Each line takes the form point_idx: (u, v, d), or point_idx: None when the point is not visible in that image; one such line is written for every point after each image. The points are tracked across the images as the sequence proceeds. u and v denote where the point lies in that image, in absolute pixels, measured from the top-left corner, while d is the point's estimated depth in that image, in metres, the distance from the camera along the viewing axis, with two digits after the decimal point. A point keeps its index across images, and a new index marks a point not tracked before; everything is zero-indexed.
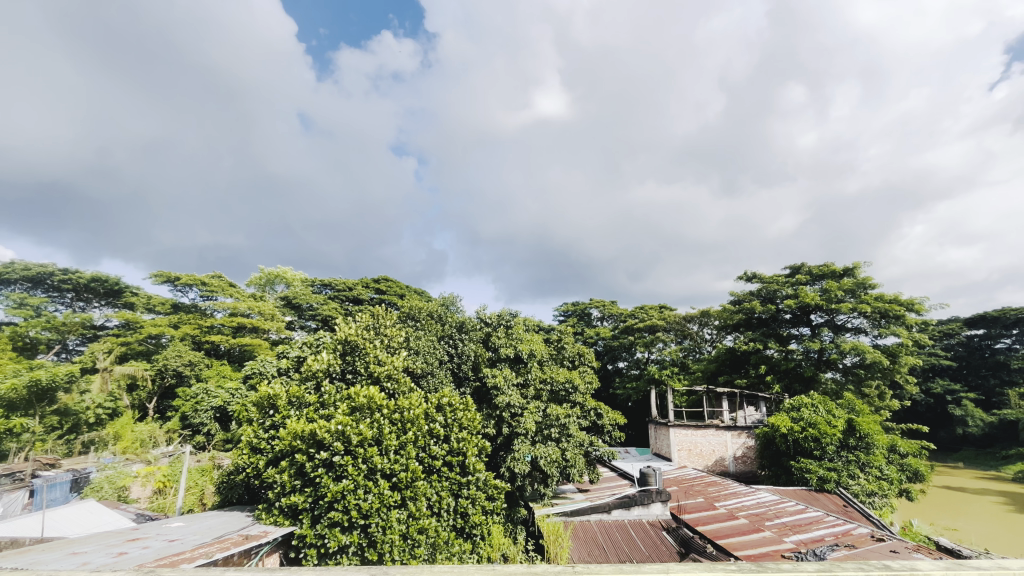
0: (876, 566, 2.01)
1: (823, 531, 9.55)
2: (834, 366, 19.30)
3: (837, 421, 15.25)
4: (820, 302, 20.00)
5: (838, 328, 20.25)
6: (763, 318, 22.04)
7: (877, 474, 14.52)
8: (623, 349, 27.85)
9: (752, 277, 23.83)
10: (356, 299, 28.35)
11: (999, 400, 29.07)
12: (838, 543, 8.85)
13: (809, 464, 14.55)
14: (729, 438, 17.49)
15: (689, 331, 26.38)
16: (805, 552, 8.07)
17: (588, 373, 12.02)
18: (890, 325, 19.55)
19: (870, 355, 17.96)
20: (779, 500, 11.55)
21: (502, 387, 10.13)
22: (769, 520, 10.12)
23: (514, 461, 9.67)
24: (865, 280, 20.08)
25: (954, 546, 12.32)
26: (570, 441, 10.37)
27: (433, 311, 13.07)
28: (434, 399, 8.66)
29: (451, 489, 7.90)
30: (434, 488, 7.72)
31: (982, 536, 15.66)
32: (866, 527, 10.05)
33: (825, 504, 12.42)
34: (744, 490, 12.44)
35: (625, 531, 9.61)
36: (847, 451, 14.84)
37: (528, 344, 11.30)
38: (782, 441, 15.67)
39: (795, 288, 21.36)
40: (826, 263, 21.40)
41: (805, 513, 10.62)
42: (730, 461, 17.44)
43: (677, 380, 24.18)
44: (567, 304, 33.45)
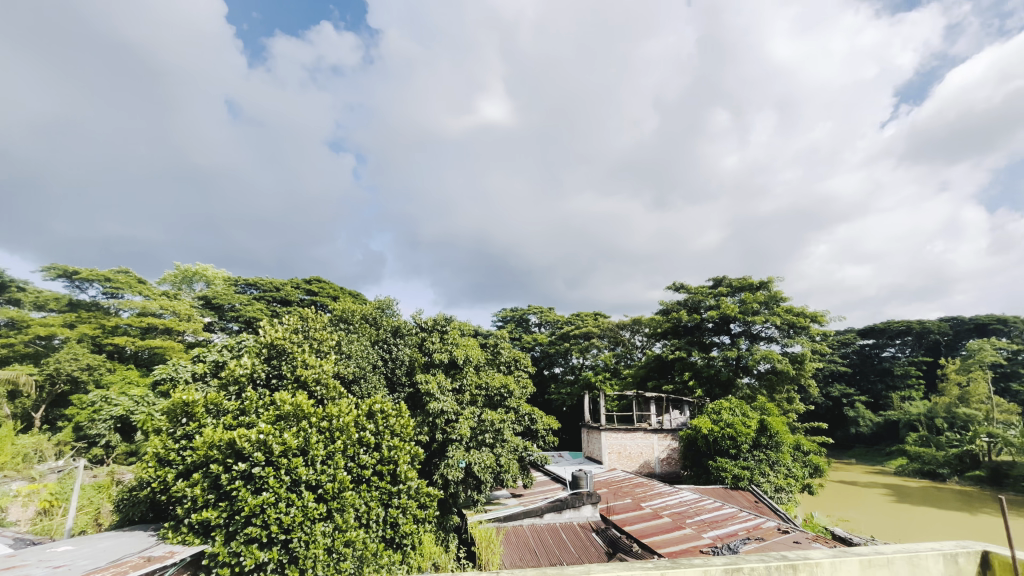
0: (779, 557, 2.53)
1: (736, 526, 10.29)
2: (749, 372, 20.90)
3: (751, 422, 16.51)
4: (738, 312, 21.63)
5: (754, 337, 21.98)
6: (689, 327, 23.48)
7: (784, 471, 15.90)
8: (559, 355, 28.51)
9: (680, 287, 25.30)
10: (285, 300, 26.94)
11: (885, 402, 32.85)
12: (749, 536, 9.59)
13: (725, 464, 15.66)
14: (656, 441, 18.40)
15: (622, 338, 27.50)
16: (720, 546, 8.67)
17: (524, 378, 12.19)
18: (797, 335, 21.48)
19: (779, 363, 19.67)
20: (698, 499, 12.31)
21: (435, 393, 10.01)
22: (690, 517, 10.76)
23: (448, 467, 9.60)
24: (776, 294, 21.99)
25: (846, 535, 13.77)
26: (504, 447, 10.43)
27: (367, 314, 12.72)
28: (365, 406, 8.39)
29: (381, 500, 7.72)
30: (363, 498, 7.48)
31: (869, 525, 17.57)
32: (773, 521, 10.94)
33: (739, 501, 13.39)
34: (668, 490, 13.15)
35: (556, 534, 9.81)
36: (758, 449, 16.10)
37: (464, 349, 11.26)
38: (703, 441, 16.76)
39: (717, 299, 22.96)
40: (744, 277, 23.20)
41: (721, 509, 11.40)
42: (656, 462, 18.35)
43: (610, 385, 25.08)
44: (506, 310, 33.76)
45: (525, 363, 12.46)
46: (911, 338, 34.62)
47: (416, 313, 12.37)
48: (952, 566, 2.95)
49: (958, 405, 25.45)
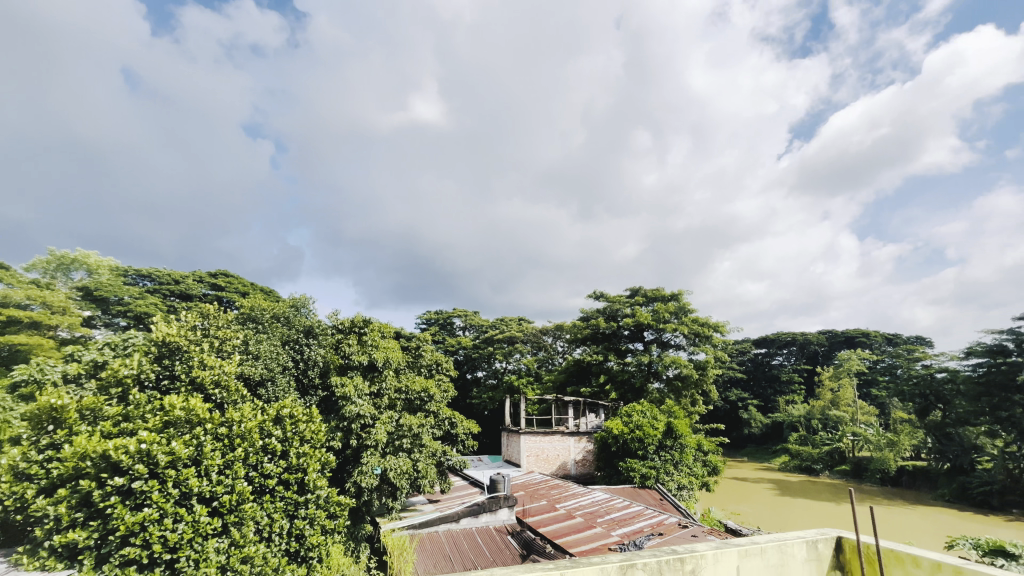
0: (665, 551, 3.19)
1: (642, 523, 10.90)
2: (659, 377, 22.29)
3: (659, 424, 17.60)
4: (651, 321, 23.04)
5: (664, 344, 23.49)
6: (607, 334, 24.59)
7: (686, 470, 17.13)
8: (482, 358, 28.60)
9: (600, 295, 26.46)
10: (184, 295, 24.49)
11: (773, 405, 36.56)
12: (653, 532, 10.19)
13: (634, 464, 16.56)
14: (572, 443, 19.02)
15: (544, 343, 28.18)
16: (627, 543, 9.14)
17: (445, 382, 12.04)
18: (702, 343, 23.24)
19: (685, 368, 21.16)
20: (609, 498, 12.88)
21: (351, 397, 9.61)
22: (601, 516, 11.23)
23: (361, 474, 9.24)
24: (685, 305, 23.70)
25: (737, 527, 15.11)
26: (422, 452, 10.21)
27: (279, 313, 12.03)
28: (271, 410, 7.84)
29: (286, 511, 7.29)
30: (265, 509, 7.02)
31: (757, 517, 19.37)
32: (675, 517, 11.71)
33: (646, 499, 14.21)
34: (582, 490, 13.65)
35: (471, 539, 9.78)
36: (663, 450, 17.23)
37: (384, 351, 10.90)
38: (615, 443, 17.61)
39: (633, 307, 24.33)
40: (658, 288, 24.79)
41: (630, 508, 12.01)
42: (572, 464, 18.95)
43: (531, 389, 25.51)
44: (430, 312, 33.26)
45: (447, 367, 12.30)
46: (796, 348, 38.88)
47: (333, 313, 11.81)
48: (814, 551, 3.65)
49: (831, 408, 28.94)
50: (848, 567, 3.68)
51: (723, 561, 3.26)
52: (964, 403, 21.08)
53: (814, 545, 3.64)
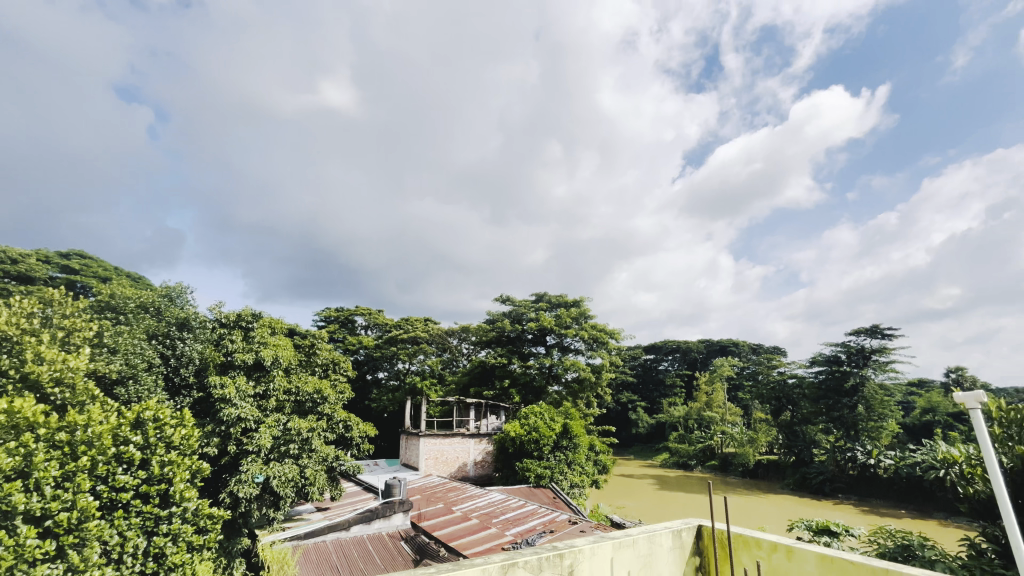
0: (544, 548, 3.31)
1: (535, 521, 11.23)
2: (558, 380, 23.22)
3: (555, 425, 18.32)
4: (553, 325, 23.97)
5: (564, 348, 24.55)
6: (511, 337, 25.10)
7: (579, 469, 17.98)
8: (385, 359, 27.60)
9: (506, 299, 26.95)
10: (24, 277, 20.51)
11: (657, 406, 39.87)
12: (545, 530, 10.55)
13: (531, 464, 17.03)
14: (472, 445, 19.09)
15: (449, 345, 28.01)
16: (520, 542, 9.37)
17: (341, 383, 11.38)
18: (599, 348, 24.58)
19: (583, 372, 22.27)
20: (505, 499, 13.12)
21: (231, 399, 8.74)
22: (496, 517, 11.37)
23: (239, 484, 8.42)
24: (585, 311, 24.97)
25: (621, 520, 16.17)
26: (312, 457, 9.49)
27: (147, 301, 10.76)
28: (131, 413, 6.85)
29: (144, 529, 6.43)
30: (116, 527, 6.11)
31: (640, 510, 20.91)
32: (565, 514, 12.24)
33: (540, 498, 14.67)
34: (479, 492, 13.76)
35: (362, 546, 9.33)
36: (558, 450, 17.96)
37: (273, 349, 10.05)
38: (513, 445, 18.02)
39: (537, 312, 25.16)
40: (561, 295, 25.91)
41: (524, 507, 12.33)
42: (470, 466, 19.00)
43: (434, 390, 25.19)
44: (329, 309, 31.42)
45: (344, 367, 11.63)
46: (679, 354, 42.84)
47: (215, 305, 10.67)
48: (676, 539, 4.02)
49: (705, 409, 32.22)
50: (704, 552, 4.13)
51: (598, 554, 3.49)
52: (808, 405, 24.63)
53: (678, 534, 4.03)
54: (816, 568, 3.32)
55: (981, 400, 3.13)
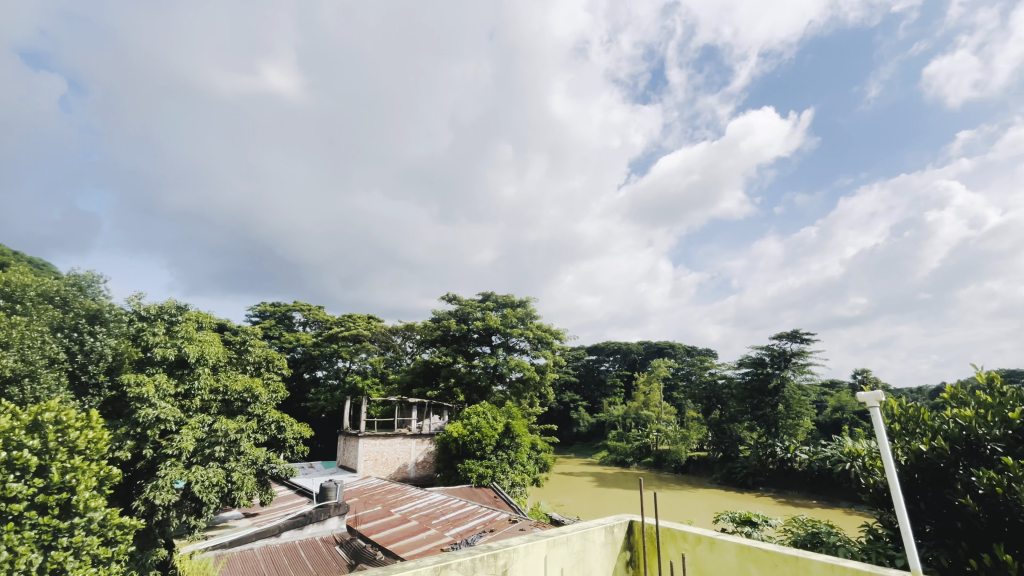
0: (478, 549, 3.29)
1: (475, 521, 11.17)
2: (503, 380, 23.34)
3: (498, 425, 18.35)
4: (499, 325, 24.05)
5: (509, 348, 24.69)
6: (456, 336, 24.92)
7: (520, 468, 18.10)
8: (323, 357, 26.49)
9: (453, 298, 26.71)
10: None
11: (598, 405, 41.03)
12: (485, 529, 10.52)
13: (472, 465, 16.96)
14: (413, 445, 18.78)
15: (393, 343, 27.37)
16: (459, 542, 9.29)
17: (274, 381, 10.51)
18: (543, 348, 24.87)
19: (527, 371, 22.50)
20: (445, 499, 12.97)
21: (148, 399, 8.04)
22: (435, 518, 11.21)
23: (155, 490, 7.73)
24: (531, 311, 25.26)
25: (560, 517, 16.46)
26: (240, 461, 8.78)
27: (51, 290, 9.68)
28: (26, 414, 6.12)
29: (39, 543, 5.74)
30: (4, 542, 5.42)
31: (578, 507, 21.39)
32: (506, 513, 12.26)
33: (481, 497, 14.62)
34: (419, 493, 13.54)
35: (293, 553, 8.85)
36: (500, 450, 18.01)
37: (198, 344, 9.33)
38: (455, 445, 17.89)
39: (483, 312, 25.16)
40: (508, 295, 26.09)
41: (464, 507, 12.24)
42: (411, 467, 18.67)
43: (375, 390, 24.54)
44: (264, 303, 29.78)
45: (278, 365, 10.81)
46: (620, 355, 44.36)
47: (133, 296, 9.81)
48: (608, 534, 4.12)
49: (642, 408, 33.53)
50: (635, 546, 4.26)
51: (531, 552, 3.52)
52: (735, 404, 26.20)
53: (610, 530, 4.14)
54: (736, 558, 3.52)
55: (879, 399, 3.45)
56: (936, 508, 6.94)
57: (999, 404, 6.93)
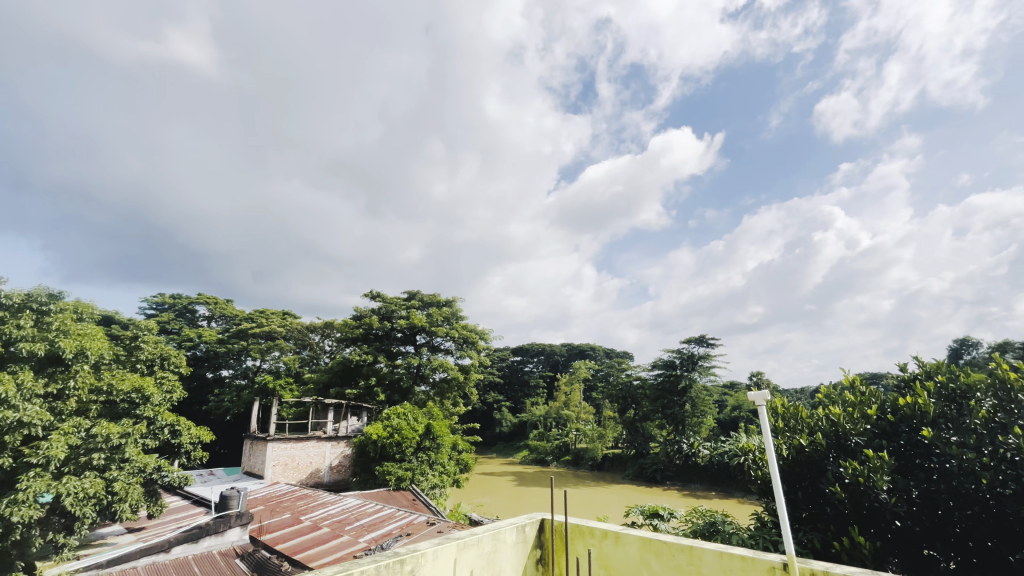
0: (385, 556, 3.20)
1: (392, 525, 10.82)
2: (426, 380, 22.95)
3: (419, 426, 17.97)
4: (424, 324, 23.64)
5: (434, 348, 24.31)
6: (379, 335, 24.17)
7: (440, 469, 17.85)
8: (230, 355, 24.36)
9: (376, 295, 25.86)
10: None
11: (520, 406, 41.70)
12: (401, 533, 10.21)
13: (391, 468, 16.49)
14: (328, 449, 17.97)
15: (309, 341, 26.22)
16: (373, 548, 8.96)
17: (170, 380, 9.51)
18: (468, 348, 24.73)
19: (451, 372, 22.29)
20: (361, 504, 12.47)
21: (9, 400, 6.90)
22: (349, 524, 10.71)
23: (13, 507, 6.56)
24: (456, 311, 25.10)
25: (480, 517, 16.46)
26: (123, 470, 7.81)
27: None
28: None
29: None
30: None
31: (497, 507, 21.53)
32: (424, 516, 12.01)
33: (399, 500, 14.17)
34: (332, 498, 12.90)
35: (185, 569, 7.94)
36: (421, 451, 17.66)
37: (75, 339, 8.23)
38: (374, 448, 17.34)
39: (408, 310, 24.65)
40: (434, 294, 25.83)
41: (381, 511, 11.82)
42: (325, 471, 17.81)
43: (288, 391, 23.07)
44: (162, 295, 26.95)
45: (174, 362, 9.80)
46: (543, 357, 45.49)
47: None
48: (518, 533, 4.17)
49: (563, 408, 34.58)
50: (544, 545, 4.35)
51: (439, 557, 3.46)
52: (648, 403, 27.74)
53: (522, 529, 4.21)
54: (638, 551, 3.71)
55: (766, 399, 3.81)
56: (809, 496, 7.81)
57: (861, 403, 8.02)
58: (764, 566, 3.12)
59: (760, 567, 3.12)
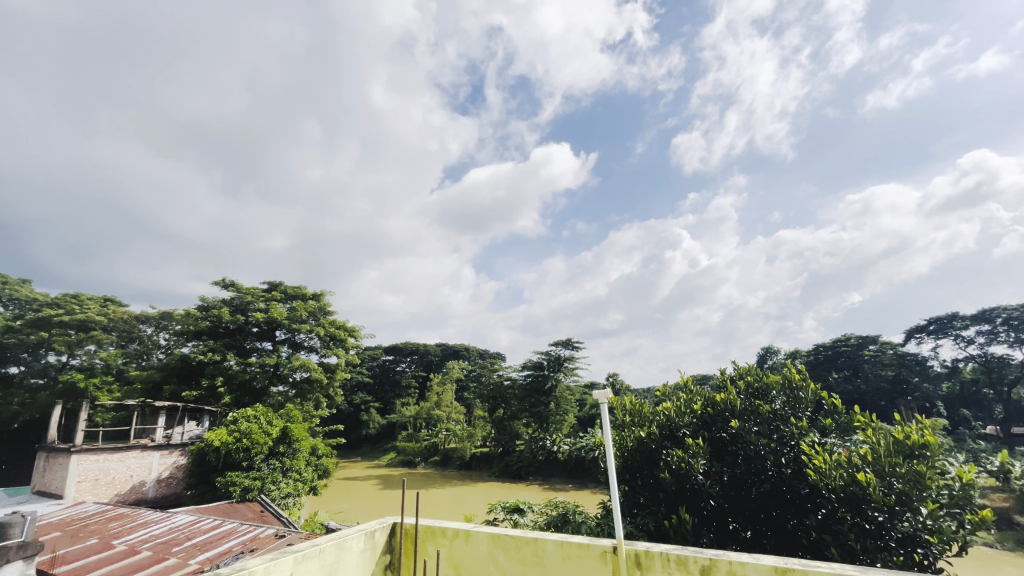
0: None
1: (232, 542, 9.61)
2: (284, 380, 21.01)
3: (272, 429, 16.34)
4: (285, 319, 21.65)
5: (296, 345, 22.31)
6: (230, 329, 21.60)
7: (295, 476, 16.43)
8: (23, 349, 19.64)
9: (229, 284, 23.06)
10: None
11: (390, 406, 40.45)
12: (243, 550, 9.13)
13: (236, 478, 14.71)
14: (156, 459, 15.48)
15: (139, 334, 22.30)
16: (207, 569, 7.95)
17: None
18: (335, 346, 23.19)
19: (314, 372, 20.70)
20: (195, 520, 10.95)
21: None
22: (177, 544, 9.29)
23: None
24: (324, 306, 23.39)
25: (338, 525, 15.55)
26: None
27: None
28: None
29: None
30: None
31: (357, 512, 20.53)
32: (272, 528, 10.92)
33: (243, 513, 12.69)
34: (158, 516, 11.13)
35: None
36: (273, 458, 16.04)
37: None
38: (215, 456, 15.37)
39: (267, 303, 22.42)
40: (299, 286, 23.84)
41: (219, 527, 10.49)
42: (151, 485, 15.32)
43: (106, 392, 19.39)
44: None
45: None
46: (417, 356, 44.71)
47: None
48: (366, 540, 4.04)
49: (434, 408, 34.32)
50: (394, 549, 4.29)
51: (275, 571, 3.22)
52: (516, 403, 28.82)
53: (371, 535, 4.08)
54: (487, 547, 3.82)
55: (607, 396, 4.22)
56: (645, 483, 8.75)
57: (689, 400, 9.30)
58: (597, 551, 3.44)
59: (595, 553, 3.44)
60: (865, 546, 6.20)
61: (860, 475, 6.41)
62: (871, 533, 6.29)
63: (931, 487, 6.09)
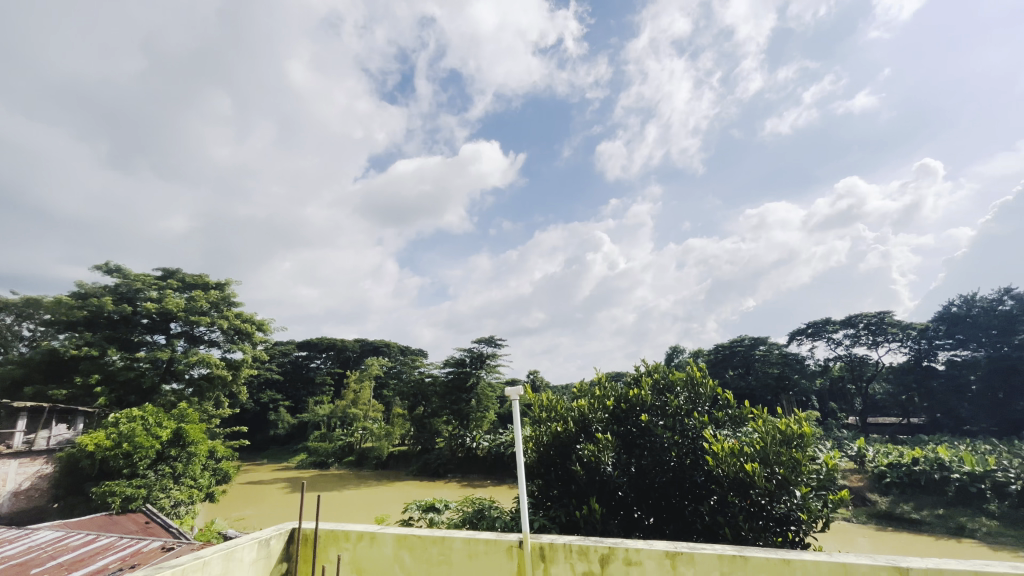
0: None
1: (108, 559, 8.52)
2: (178, 377, 19.04)
3: (162, 430, 14.74)
4: (181, 310, 19.61)
5: (194, 339, 20.34)
6: (113, 319, 19.23)
7: (188, 483, 14.92)
8: None
9: (113, 269, 20.47)
10: None
11: (301, 405, 38.18)
12: (122, 567, 8.15)
13: (115, 487, 13.06)
14: (13, 469, 13.41)
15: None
16: None
17: None
18: (241, 340, 21.37)
19: (215, 368, 18.96)
20: (62, 536, 9.58)
21: None
22: (37, 566, 8.06)
23: None
24: (228, 297, 21.48)
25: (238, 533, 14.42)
26: None
27: None
28: None
29: None
30: None
31: (259, 518, 19.15)
32: (160, 541, 9.84)
33: (124, 525, 11.29)
34: (13, 534, 9.61)
35: None
36: (161, 463, 14.40)
37: None
38: (88, 463, 13.73)
39: (160, 291, 20.23)
40: (200, 275, 21.92)
41: (93, 543, 9.27)
42: (6, 498, 13.25)
43: None
44: None
45: None
46: (333, 352, 42.60)
47: None
48: (259, 549, 3.76)
49: (350, 406, 32.78)
50: (293, 556, 4.04)
51: None
52: (437, 399, 28.34)
53: (265, 543, 3.81)
54: (392, 549, 3.73)
55: (518, 393, 4.30)
56: (559, 477, 9.01)
57: (602, 396, 9.72)
58: (503, 546, 3.49)
59: (501, 548, 3.49)
60: (750, 526, 6.85)
61: (748, 463, 7.09)
62: (754, 515, 6.96)
63: (804, 472, 6.99)
